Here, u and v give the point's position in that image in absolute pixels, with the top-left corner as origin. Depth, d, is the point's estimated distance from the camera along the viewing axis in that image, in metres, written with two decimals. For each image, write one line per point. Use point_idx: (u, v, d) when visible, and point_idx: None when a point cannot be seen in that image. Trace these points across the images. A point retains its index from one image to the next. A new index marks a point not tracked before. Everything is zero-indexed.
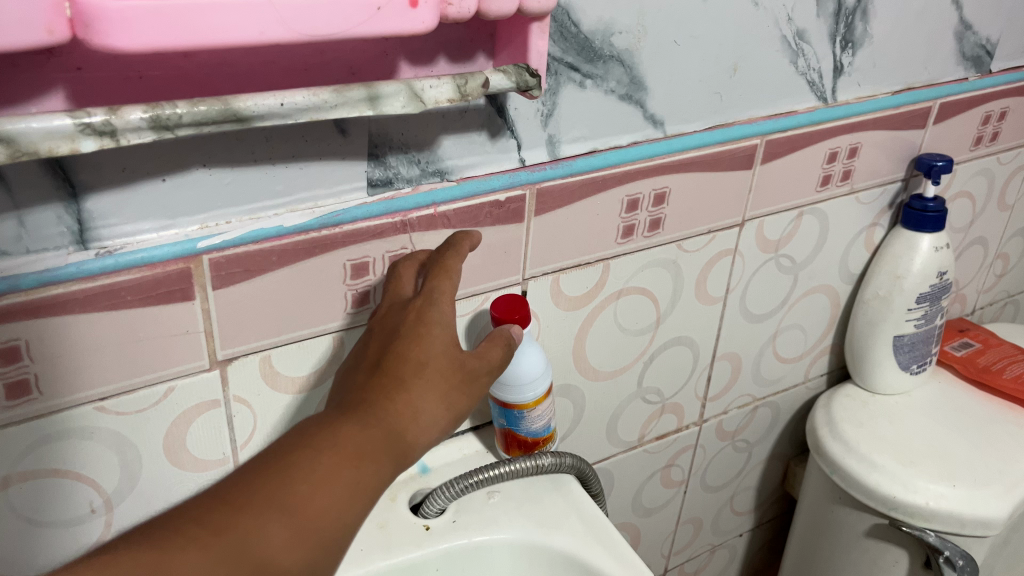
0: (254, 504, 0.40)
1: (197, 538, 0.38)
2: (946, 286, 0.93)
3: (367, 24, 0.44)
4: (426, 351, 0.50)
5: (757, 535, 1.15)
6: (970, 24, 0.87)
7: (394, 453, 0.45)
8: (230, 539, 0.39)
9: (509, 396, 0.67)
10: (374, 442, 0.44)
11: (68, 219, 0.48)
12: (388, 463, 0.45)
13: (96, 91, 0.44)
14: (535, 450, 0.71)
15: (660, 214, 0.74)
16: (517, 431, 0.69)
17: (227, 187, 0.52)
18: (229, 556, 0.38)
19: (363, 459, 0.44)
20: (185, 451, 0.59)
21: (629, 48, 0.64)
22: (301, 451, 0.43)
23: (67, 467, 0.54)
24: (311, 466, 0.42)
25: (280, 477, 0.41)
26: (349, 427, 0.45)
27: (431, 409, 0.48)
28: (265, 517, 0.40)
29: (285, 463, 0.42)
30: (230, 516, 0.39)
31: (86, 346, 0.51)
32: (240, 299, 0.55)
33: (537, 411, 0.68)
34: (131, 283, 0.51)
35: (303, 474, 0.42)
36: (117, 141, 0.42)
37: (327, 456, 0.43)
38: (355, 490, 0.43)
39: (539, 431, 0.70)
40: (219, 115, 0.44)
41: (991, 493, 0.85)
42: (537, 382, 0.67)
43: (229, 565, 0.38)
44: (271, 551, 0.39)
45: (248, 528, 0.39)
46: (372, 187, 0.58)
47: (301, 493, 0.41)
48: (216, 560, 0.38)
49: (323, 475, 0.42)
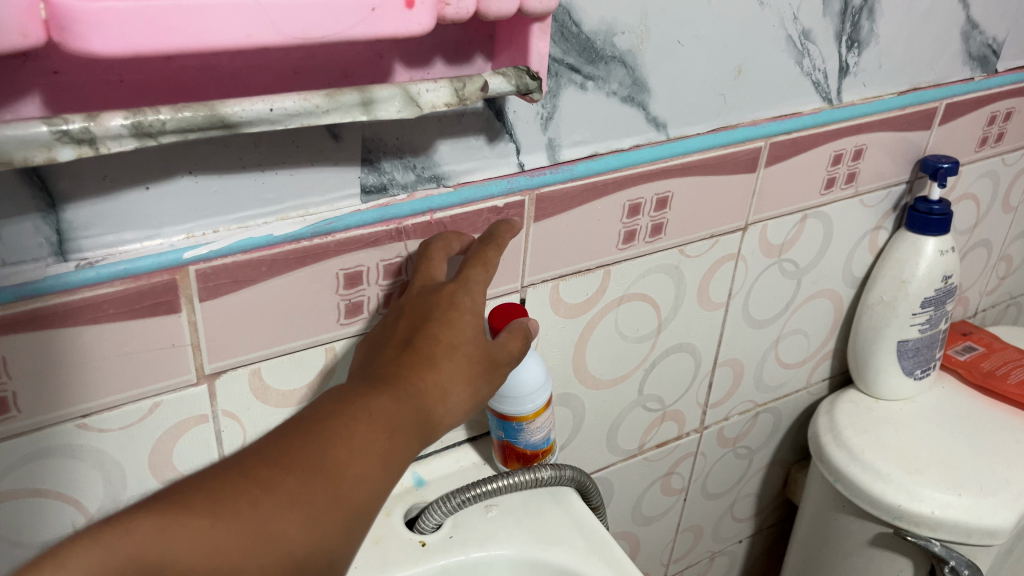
0: (298, 465, 0.39)
1: (249, 493, 0.38)
2: (950, 290, 0.91)
3: (361, 26, 0.41)
4: (457, 336, 0.49)
5: (757, 541, 1.13)
6: (976, 24, 0.85)
7: (422, 432, 0.45)
8: (280, 491, 0.38)
9: (509, 408, 0.65)
10: (406, 419, 0.44)
11: (47, 230, 0.45)
12: (416, 441, 0.44)
13: (75, 96, 0.42)
14: (533, 463, 0.69)
15: (663, 218, 0.72)
16: (516, 443, 0.67)
17: (214, 196, 0.50)
18: (280, 511, 0.38)
19: (398, 433, 0.43)
20: (172, 468, 0.57)
21: (632, 49, 0.62)
22: (340, 418, 0.42)
23: (47, 487, 0.52)
24: (349, 435, 0.41)
25: (320, 441, 0.41)
26: (383, 401, 0.44)
27: (457, 394, 0.48)
28: (307, 479, 0.39)
29: (323, 428, 0.41)
30: (274, 475, 0.39)
31: (66, 362, 0.49)
32: (228, 311, 0.53)
33: (536, 422, 0.66)
34: (114, 296, 0.48)
35: (342, 440, 0.41)
36: (96, 149, 0.39)
37: (363, 426, 0.42)
38: (388, 463, 0.42)
39: (538, 443, 0.68)
40: (205, 122, 0.41)
41: (997, 502, 0.83)
42: (538, 394, 0.65)
43: (279, 520, 0.37)
44: (314, 515, 0.38)
45: (293, 488, 0.38)
46: (366, 194, 0.55)
47: (340, 460, 0.40)
48: (268, 514, 0.37)
49: (361, 443, 0.41)
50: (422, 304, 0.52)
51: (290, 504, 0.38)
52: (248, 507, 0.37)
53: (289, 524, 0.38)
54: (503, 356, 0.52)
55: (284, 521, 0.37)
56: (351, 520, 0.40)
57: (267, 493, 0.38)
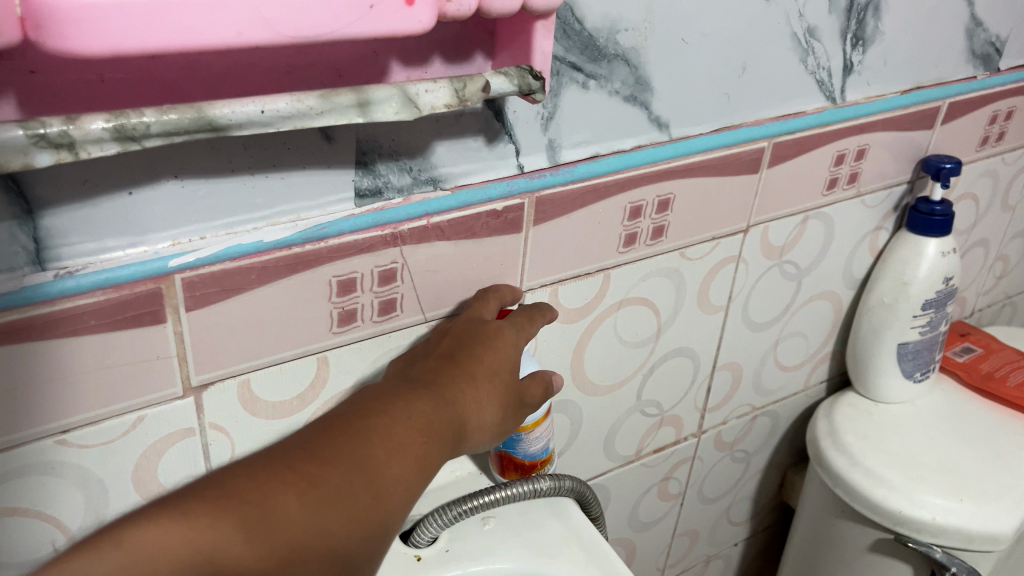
0: (342, 461, 0.42)
1: (296, 485, 0.40)
2: (950, 292, 0.90)
3: (359, 24, 0.39)
4: (493, 361, 0.54)
5: (753, 544, 1.12)
6: (980, 22, 0.84)
7: (454, 441, 0.49)
8: (325, 486, 0.41)
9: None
10: (443, 431, 0.48)
11: (23, 238, 0.43)
12: (448, 449, 0.48)
13: (53, 97, 0.39)
14: (531, 473, 0.67)
15: (664, 220, 0.70)
16: (513, 453, 0.66)
17: (201, 201, 0.47)
18: (324, 504, 0.40)
19: (434, 438, 0.47)
20: (156, 483, 0.54)
21: (635, 47, 0.60)
22: (382, 417, 0.45)
23: (24, 505, 0.49)
24: (389, 435, 0.45)
25: (364, 438, 0.44)
26: (426, 409, 0.48)
27: (486, 420, 0.52)
28: (352, 477, 0.42)
29: (368, 429, 0.44)
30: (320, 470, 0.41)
31: (44, 376, 0.46)
32: (216, 321, 0.51)
33: (536, 433, 0.65)
34: (95, 306, 0.46)
35: (384, 441, 0.44)
36: (76, 154, 0.37)
37: (402, 427, 0.45)
38: (424, 466, 0.45)
39: (536, 453, 0.66)
40: (193, 125, 0.39)
41: (1001, 508, 0.82)
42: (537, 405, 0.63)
43: (324, 512, 0.40)
44: (356, 512, 0.41)
45: (336, 486, 0.41)
46: (360, 198, 0.53)
47: (381, 458, 0.43)
48: (313, 506, 0.40)
49: (401, 444, 0.45)
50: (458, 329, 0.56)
51: (333, 500, 0.41)
52: (293, 505, 0.39)
53: (332, 520, 0.40)
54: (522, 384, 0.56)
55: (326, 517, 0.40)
56: (388, 520, 0.43)
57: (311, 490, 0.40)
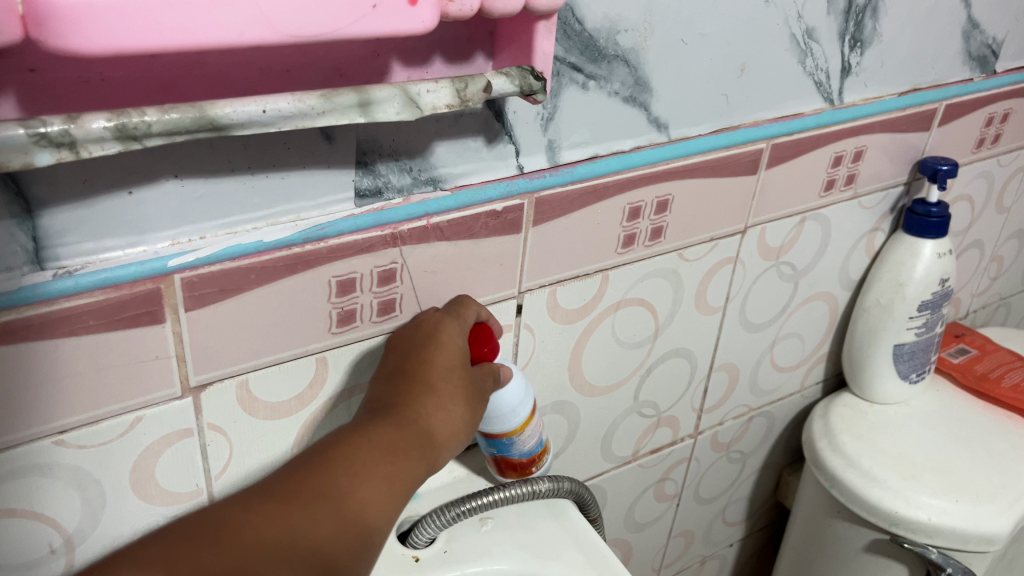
0: (303, 495, 0.45)
1: (263, 517, 0.43)
2: (946, 293, 0.90)
3: (361, 23, 0.39)
4: (450, 364, 0.54)
5: (748, 544, 1.12)
6: (977, 24, 0.84)
7: (425, 454, 0.50)
8: (290, 518, 0.44)
9: (494, 424, 0.62)
10: (409, 447, 0.50)
11: (22, 237, 0.42)
12: (418, 463, 0.50)
13: (52, 95, 0.39)
14: (531, 469, 0.67)
15: (663, 221, 0.70)
16: (510, 455, 0.65)
17: (200, 201, 0.47)
18: (290, 532, 0.43)
19: (397, 457, 0.49)
20: (154, 485, 0.54)
21: (635, 48, 0.60)
22: (341, 447, 0.48)
23: (21, 507, 0.49)
24: (347, 462, 0.47)
25: (324, 470, 0.46)
26: (385, 429, 0.50)
27: (457, 427, 0.53)
28: (316, 510, 0.44)
29: (329, 461, 0.47)
30: (285, 508, 0.44)
31: (41, 377, 0.46)
32: (215, 321, 0.51)
33: (526, 434, 0.64)
34: (93, 306, 0.46)
35: (347, 471, 0.47)
36: (77, 153, 0.37)
37: (361, 451, 0.48)
38: (389, 486, 0.48)
39: (532, 449, 0.65)
40: (193, 124, 0.39)
41: (993, 509, 0.82)
42: (521, 406, 0.62)
43: (289, 540, 0.43)
44: (324, 541, 0.44)
45: (301, 521, 0.44)
46: (360, 198, 0.53)
47: (342, 486, 0.46)
48: (279, 536, 0.43)
49: (363, 470, 0.47)
50: (410, 330, 0.56)
51: (301, 533, 0.43)
52: (263, 542, 0.42)
53: (302, 552, 0.43)
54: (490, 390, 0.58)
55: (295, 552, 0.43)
56: (362, 543, 0.45)
57: (278, 525, 0.43)
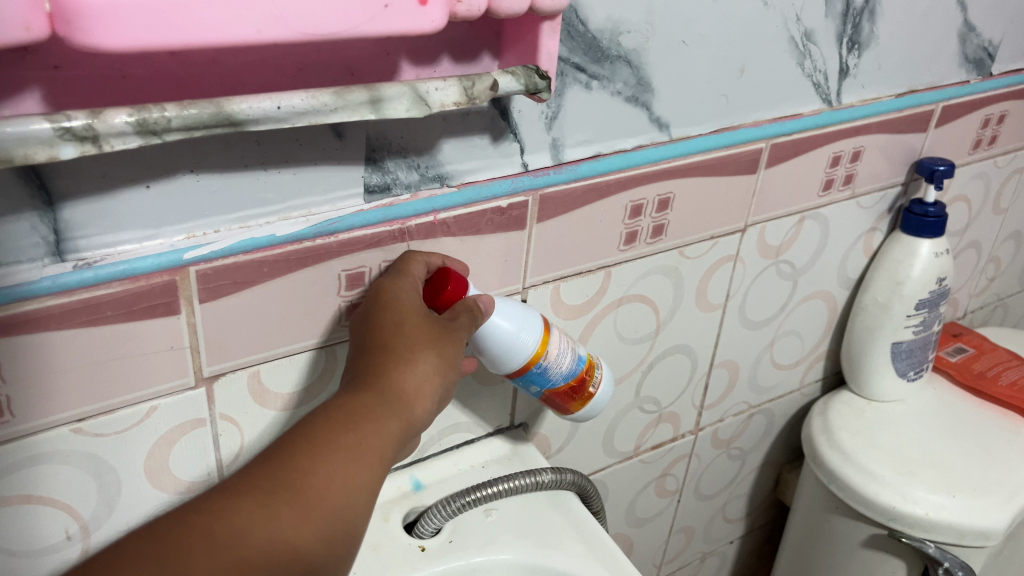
0: (257, 486, 0.42)
1: (214, 516, 0.41)
2: (944, 292, 0.91)
3: (374, 23, 0.40)
4: (409, 320, 0.51)
5: (748, 542, 1.13)
6: (973, 27, 0.86)
7: (389, 410, 0.47)
8: (243, 513, 0.41)
9: (517, 358, 0.59)
10: (372, 409, 0.47)
11: (43, 229, 0.44)
12: (383, 421, 0.46)
13: (75, 91, 0.40)
14: (582, 386, 0.63)
15: (664, 219, 0.72)
16: (553, 385, 0.61)
17: (214, 195, 0.48)
18: (242, 528, 0.41)
19: (355, 423, 0.46)
20: (167, 473, 0.55)
21: (637, 49, 0.61)
22: (296, 432, 0.45)
23: (40, 493, 0.50)
24: (300, 443, 0.44)
25: (278, 458, 0.44)
26: (344, 399, 0.47)
27: (432, 377, 0.50)
28: (273, 498, 0.42)
29: (285, 444, 0.45)
30: (236, 502, 0.41)
31: (60, 366, 0.47)
32: (228, 313, 0.52)
33: (549, 348, 0.60)
34: (111, 297, 0.47)
35: (305, 449, 0.44)
36: (99, 147, 0.38)
37: (315, 430, 0.45)
38: (352, 455, 0.45)
39: (569, 367, 0.62)
40: (211, 119, 0.40)
41: (989, 504, 0.84)
42: (524, 318, 0.59)
43: (243, 537, 0.40)
44: (286, 530, 0.42)
45: (256, 512, 0.41)
46: (369, 194, 0.54)
47: (298, 468, 0.43)
48: (231, 535, 0.40)
49: (318, 446, 0.44)
50: (372, 297, 0.54)
51: (259, 525, 0.41)
52: (216, 540, 0.40)
53: (264, 547, 0.41)
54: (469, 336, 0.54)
55: (256, 548, 0.41)
56: (333, 522, 0.43)
57: (235, 520, 0.41)
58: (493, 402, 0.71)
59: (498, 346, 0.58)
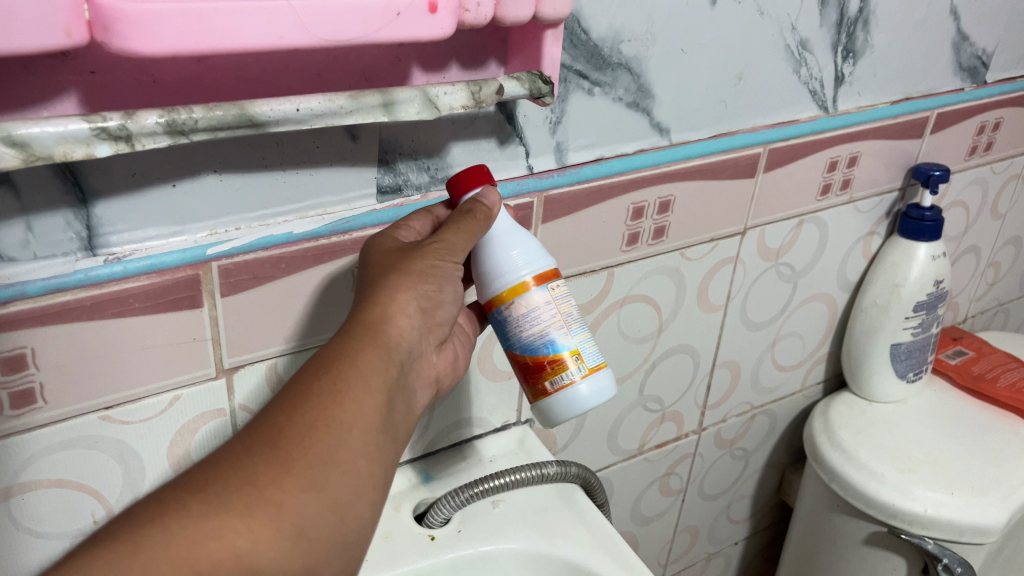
0: (236, 450, 0.43)
1: (191, 494, 0.41)
2: (941, 295, 0.94)
3: (388, 29, 0.43)
4: (386, 259, 0.52)
5: (752, 543, 1.15)
6: (967, 36, 0.88)
7: (364, 347, 0.48)
8: (222, 480, 0.41)
9: (487, 289, 0.56)
10: (347, 346, 0.48)
11: (77, 225, 0.47)
12: (359, 358, 0.47)
13: (110, 95, 0.43)
14: (542, 373, 0.55)
15: (666, 221, 0.74)
16: (514, 346, 0.56)
17: (237, 194, 0.51)
18: (221, 494, 0.41)
19: (330, 367, 0.47)
20: (189, 461, 0.58)
21: (638, 57, 0.64)
22: (275, 396, 0.46)
23: (69, 478, 0.53)
24: (277, 401, 0.45)
25: (256, 421, 0.45)
26: (321, 353, 0.48)
27: (409, 296, 0.51)
28: (252, 458, 0.42)
29: (263, 409, 0.46)
30: (213, 472, 0.42)
31: (90, 355, 0.50)
32: (249, 307, 0.55)
33: (527, 301, 0.54)
34: (140, 290, 0.50)
35: (282, 403, 0.45)
36: (132, 146, 0.41)
37: (292, 386, 0.46)
38: (330, 397, 0.45)
39: (534, 341, 0.54)
40: (234, 120, 0.43)
41: (988, 501, 0.85)
42: (529, 255, 0.55)
43: (222, 503, 0.41)
44: (270, 487, 0.42)
45: (235, 477, 0.42)
46: (381, 194, 0.57)
47: (276, 422, 0.44)
48: (210, 505, 0.40)
49: (294, 398, 0.45)
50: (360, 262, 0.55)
51: (240, 488, 0.41)
52: (193, 513, 0.40)
53: (248, 509, 0.41)
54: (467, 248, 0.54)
55: (240, 512, 0.41)
56: (321, 468, 0.43)
57: (211, 493, 0.41)
58: (500, 397, 0.74)
59: (486, 261, 0.55)
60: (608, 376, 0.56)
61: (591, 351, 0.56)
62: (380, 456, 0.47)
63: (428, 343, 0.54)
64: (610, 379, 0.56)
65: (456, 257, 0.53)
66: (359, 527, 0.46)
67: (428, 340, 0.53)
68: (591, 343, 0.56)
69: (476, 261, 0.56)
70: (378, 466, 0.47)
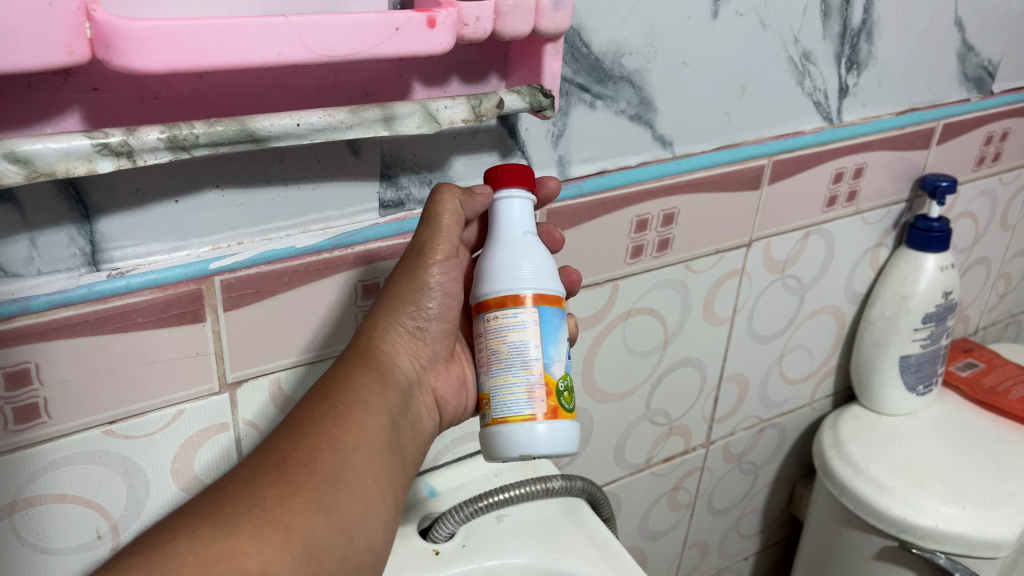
0: (243, 479, 0.47)
1: (205, 521, 0.43)
2: (951, 306, 0.93)
3: (389, 43, 0.44)
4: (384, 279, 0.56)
5: (763, 558, 1.14)
6: (971, 47, 0.88)
7: (359, 377, 0.53)
8: (232, 504, 0.45)
9: (481, 291, 0.52)
10: (343, 372, 0.54)
11: (80, 241, 0.47)
12: (355, 388, 0.53)
13: (113, 111, 0.44)
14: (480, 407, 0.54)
15: (670, 233, 0.74)
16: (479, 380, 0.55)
17: (238, 209, 0.51)
18: (231, 515, 0.44)
19: (329, 398, 0.52)
20: (193, 476, 0.58)
21: (640, 70, 0.64)
22: (278, 431, 0.51)
23: (71, 493, 0.53)
24: (278, 434, 0.50)
25: (261, 453, 0.49)
26: (321, 387, 0.53)
27: (398, 317, 0.55)
28: (259, 483, 0.46)
29: (266, 444, 0.50)
30: (225, 499, 0.45)
31: (92, 370, 0.50)
32: (251, 322, 0.55)
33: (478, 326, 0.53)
34: (143, 304, 0.50)
35: (286, 433, 0.50)
36: (133, 162, 0.41)
37: (292, 420, 0.51)
38: (329, 424, 0.50)
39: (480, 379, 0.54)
40: (236, 135, 0.43)
41: (1001, 515, 0.84)
42: (539, 271, 0.52)
43: (233, 521, 0.44)
44: (277, 509, 0.45)
45: (245, 503, 0.45)
46: (384, 208, 0.58)
47: (281, 450, 0.49)
48: (220, 524, 0.43)
49: (295, 430, 0.50)
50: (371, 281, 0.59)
51: (250, 510, 0.44)
52: (205, 534, 0.43)
53: (258, 528, 0.44)
54: (454, 244, 0.55)
55: (251, 534, 0.43)
56: (327, 489, 0.47)
57: (221, 519, 0.44)
58: None
59: (495, 260, 0.53)
60: (520, 439, 0.51)
61: (509, 404, 0.51)
62: (385, 475, 0.51)
63: (421, 367, 0.58)
64: (520, 444, 0.51)
65: (439, 257, 0.54)
66: (369, 548, 0.49)
67: (420, 364, 0.57)
68: (518, 393, 0.51)
69: (484, 258, 0.53)
70: (384, 486, 0.51)
